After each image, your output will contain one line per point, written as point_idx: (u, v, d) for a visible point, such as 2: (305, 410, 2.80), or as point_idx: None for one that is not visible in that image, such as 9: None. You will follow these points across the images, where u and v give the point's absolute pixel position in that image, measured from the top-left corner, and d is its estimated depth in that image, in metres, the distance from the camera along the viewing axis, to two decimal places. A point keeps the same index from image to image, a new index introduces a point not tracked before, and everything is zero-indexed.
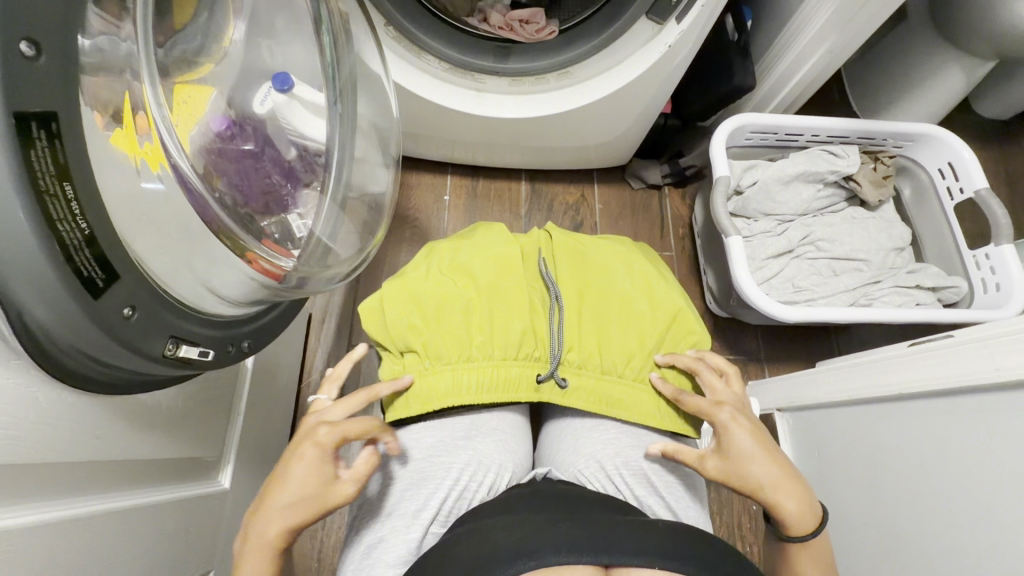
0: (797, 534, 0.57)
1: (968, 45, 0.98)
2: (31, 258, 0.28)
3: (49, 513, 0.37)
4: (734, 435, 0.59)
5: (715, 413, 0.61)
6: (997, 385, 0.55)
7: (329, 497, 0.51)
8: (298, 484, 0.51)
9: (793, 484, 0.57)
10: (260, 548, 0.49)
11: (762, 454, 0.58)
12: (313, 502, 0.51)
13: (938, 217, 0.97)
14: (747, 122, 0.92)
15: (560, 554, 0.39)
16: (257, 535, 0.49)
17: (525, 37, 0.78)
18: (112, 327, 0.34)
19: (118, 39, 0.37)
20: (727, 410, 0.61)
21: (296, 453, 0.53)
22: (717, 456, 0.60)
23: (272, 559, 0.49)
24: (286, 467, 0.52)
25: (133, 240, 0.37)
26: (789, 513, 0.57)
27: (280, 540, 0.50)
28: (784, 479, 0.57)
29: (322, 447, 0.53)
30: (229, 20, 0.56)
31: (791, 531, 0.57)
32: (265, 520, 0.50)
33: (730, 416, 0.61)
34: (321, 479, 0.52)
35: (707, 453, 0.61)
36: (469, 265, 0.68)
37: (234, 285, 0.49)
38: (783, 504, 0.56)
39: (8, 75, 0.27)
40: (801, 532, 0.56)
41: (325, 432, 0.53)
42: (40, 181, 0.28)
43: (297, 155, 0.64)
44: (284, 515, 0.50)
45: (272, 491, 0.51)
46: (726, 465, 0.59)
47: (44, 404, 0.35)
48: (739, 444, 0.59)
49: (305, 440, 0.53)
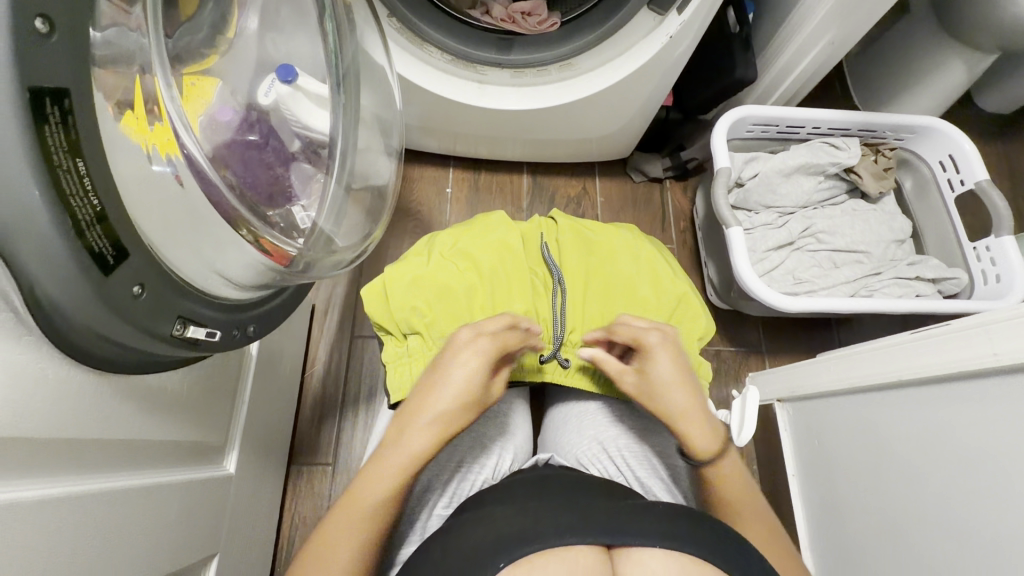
0: (695, 458, 0.57)
1: (969, 37, 0.99)
2: (44, 234, 0.29)
3: (56, 490, 0.38)
4: (656, 361, 0.60)
5: (643, 336, 0.61)
6: (996, 371, 0.55)
7: (477, 405, 0.55)
8: (456, 394, 0.54)
9: (701, 414, 0.58)
10: (409, 461, 0.51)
11: (679, 383, 0.59)
12: (466, 412, 0.54)
13: (939, 209, 0.97)
14: (748, 114, 0.92)
15: (562, 537, 0.39)
16: (405, 449, 0.52)
17: (528, 29, 0.79)
18: (121, 303, 0.34)
19: (128, 27, 0.37)
20: (658, 336, 0.61)
21: (451, 363, 0.56)
22: (634, 373, 0.61)
23: (412, 475, 0.51)
24: (443, 379, 0.55)
25: (141, 220, 0.38)
26: (690, 438, 0.58)
27: (426, 456, 0.52)
28: (692, 409, 0.58)
29: (479, 355, 0.56)
30: (235, 11, 0.56)
31: (691, 455, 0.58)
32: (419, 432, 0.52)
33: (659, 342, 0.60)
34: (477, 387, 0.55)
35: (627, 369, 0.62)
36: (473, 250, 0.70)
37: (241, 269, 0.50)
38: (686, 427, 0.58)
39: (21, 51, 0.27)
40: (705, 456, 0.57)
41: (484, 340, 0.57)
42: (52, 155, 0.29)
43: (299, 147, 0.64)
44: (438, 429, 0.53)
45: (426, 404, 0.54)
46: (642, 386, 0.60)
47: (54, 381, 0.35)
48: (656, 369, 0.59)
49: (460, 350, 0.56)
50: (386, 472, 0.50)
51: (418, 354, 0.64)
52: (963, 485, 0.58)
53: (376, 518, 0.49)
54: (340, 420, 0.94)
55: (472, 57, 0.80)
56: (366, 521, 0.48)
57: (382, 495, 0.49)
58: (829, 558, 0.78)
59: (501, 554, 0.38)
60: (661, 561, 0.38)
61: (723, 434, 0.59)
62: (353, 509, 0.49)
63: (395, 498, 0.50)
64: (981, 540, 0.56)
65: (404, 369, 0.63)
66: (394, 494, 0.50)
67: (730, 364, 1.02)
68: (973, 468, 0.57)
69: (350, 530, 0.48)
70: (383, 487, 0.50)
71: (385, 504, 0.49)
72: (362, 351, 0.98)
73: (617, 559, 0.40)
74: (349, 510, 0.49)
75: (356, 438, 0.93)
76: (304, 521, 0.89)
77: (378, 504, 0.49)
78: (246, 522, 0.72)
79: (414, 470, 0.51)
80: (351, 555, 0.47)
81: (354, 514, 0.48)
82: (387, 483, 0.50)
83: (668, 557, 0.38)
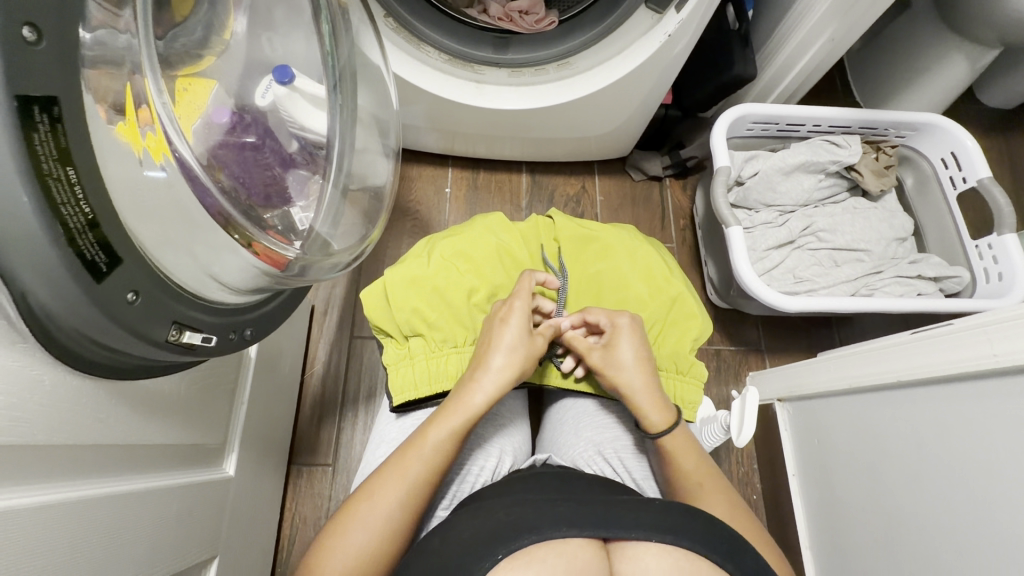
0: (652, 432, 0.59)
1: (972, 32, 0.98)
2: (35, 241, 0.29)
3: (53, 496, 0.38)
4: (625, 339, 0.62)
5: (611, 318, 0.64)
6: (997, 370, 0.55)
7: (526, 364, 0.60)
8: (507, 352, 0.59)
9: (658, 391, 0.61)
10: (462, 411, 0.56)
11: (642, 362, 0.62)
12: (516, 368, 0.59)
13: (940, 206, 0.96)
14: (748, 112, 0.91)
15: (560, 531, 0.39)
16: (459, 402, 0.56)
17: (525, 27, 0.78)
18: (114, 311, 0.34)
19: (117, 32, 0.37)
20: (628, 319, 0.64)
21: (498, 325, 0.61)
22: (600, 349, 0.63)
23: (467, 425, 0.55)
24: (492, 340, 0.60)
25: (136, 229, 0.38)
26: (646, 414, 0.60)
27: (480, 408, 0.56)
28: (652, 388, 0.60)
29: (521, 317, 0.61)
30: (230, 12, 0.56)
31: (647, 430, 0.60)
32: (471, 387, 0.57)
33: (626, 325, 0.63)
34: (523, 346, 0.60)
35: (594, 346, 0.64)
36: (471, 252, 0.70)
37: (236, 273, 0.49)
38: (643, 402, 0.60)
39: (6, 58, 0.27)
40: (661, 428, 0.59)
41: (521, 303, 0.62)
42: (42, 164, 0.29)
43: (298, 148, 0.64)
44: (492, 384, 0.58)
45: (479, 363, 0.59)
46: (607, 360, 0.62)
47: (49, 387, 0.35)
48: (623, 346, 0.62)
49: (503, 312, 0.62)
50: (440, 421, 0.55)
51: (419, 356, 0.64)
52: (963, 485, 0.58)
53: (430, 462, 0.53)
54: (340, 420, 0.94)
55: (469, 55, 0.79)
56: (421, 463, 0.52)
57: (438, 439, 0.54)
58: (829, 557, 0.78)
59: (496, 549, 0.38)
60: (657, 557, 0.38)
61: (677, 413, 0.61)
62: (408, 455, 0.53)
63: (451, 445, 0.54)
64: (981, 540, 0.56)
65: (405, 371, 0.64)
66: (447, 441, 0.54)
67: (730, 363, 1.02)
68: (975, 469, 0.57)
69: (406, 470, 0.52)
70: (438, 434, 0.54)
71: (440, 448, 0.53)
72: (361, 352, 0.98)
73: (614, 554, 0.40)
74: (405, 455, 0.53)
75: (355, 438, 0.93)
76: (304, 521, 0.89)
77: (433, 448, 0.53)
78: (245, 524, 0.72)
79: (469, 420, 0.55)
80: (403, 493, 0.51)
81: (410, 458, 0.53)
82: (441, 430, 0.54)
83: (664, 554, 0.38)
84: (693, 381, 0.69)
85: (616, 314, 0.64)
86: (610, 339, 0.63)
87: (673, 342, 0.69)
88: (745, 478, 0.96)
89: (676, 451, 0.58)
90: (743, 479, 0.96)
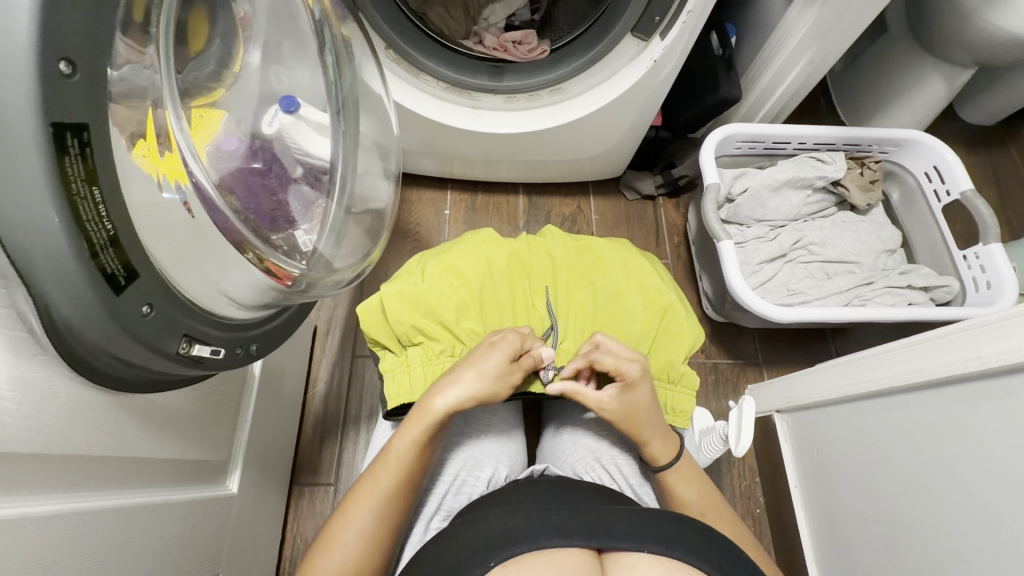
0: (655, 464, 0.60)
1: (947, 53, 1.02)
2: (62, 257, 0.31)
3: (63, 505, 0.39)
4: (633, 394, 0.59)
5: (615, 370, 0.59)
6: (982, 372, 0.56)
7: (496, 393, 0.58)
8: (473, 371, 0.58)
9: (664, 432, 0.60)
10: (424, 419, 0.55)
11: (652, 410, 0.60)
12: (481, 393, 0.57)
13: (927, 218, 0.99)
14: (735, 131, 0.95)
15: (554, 540, 0.40)
16: (422, 409, 0.56)
17: (519, 56, 0.84)
18: (130, 323, 0.36)
19: (142, 66, 0.39)
20: (637, 369, 0.60)
21: (485, 348, 0.60)
22: (608, 404, 0.59)
23: (424, 430, 0.55)
24: (470, 358, 0.59)
25: (155, 249, 0.40)
26: (656, 448, 0.60)
27: (437, 412, 0.56)
28: (656, 424, 0.60)
29: (509, 346, 0.60)
30: (240, 47, 0.59)
31: (652, 462, 0.61)
32: (438, 394, 0.57)
33: (637, 379, 0.59)
34: (499, 376, 0.58)
35: (600, 398, 0.60)
36: (461, 267, 0.71)
37: (246, 290, 0.52)
38: (650, 443, 0.60)
39: (47, 89, 0.29)
40: (665, 462, 0.60)
41: (514, 337, 0.61)
42: (71, 183, 0.31)
43: (302, 173, 0.67)
44: (454, 395, 0.57)
45: (450, 376, 0.59)
46: (613, 416, 0.60)
47: (64, 397, 0.37)
48: (637, 398, 0.59)
49: (495, 338, 0.61)
50: (402, 429, 0.56)
51: (415, 365, 0.66)
52: (962, 490, 0.59)
53: (393, 479, 0.54)
54: (342, 439, 0.95)
55: (466, 83, 0.84)
56: (386, 477, 0.54)
57: (400, 453, 0.55)
58: (833, 568, 0.78)
59: (493, 556, 0.39)
60: (650, 565, 0.39)
61: (678, 441, 0.62)
62: (379, 474, 0.54)
63: (415, 454, 0.55)
64: (982, 544, 0.56)
65: (401, 377, 0.65)
66: (409, 450, 0.55)
67: (729, 376, 1.03)
68: (969, 473, 0.58)
69: (376, 485, 0.54)
70: (400, 444, 0.55)
71: (401, 457, 0.54)
72: (363, 370, 0.99)
73: (608, 563, 0.41)
74: (375, 474, 0.54)
75: (357, 457, 0.94)
76: (307, 542, 0.88)
77: (396, 458, 0.54)
78: (247, 544, 0.72)
79: (425, 425, 0.55)
80: (372, 508, 0.53)
81: (375, 478, 0.54)
82: (399, 442, 0.55)
83: (656, 562, 0.39)
84: (686, 389, 0.70)
85: (626, 360, 0.60)
86: (621, 394, 0.59)
87: (667, 351, 0.70)
88: (747, 491, 0.96)
89: (679, 479, 0.60)
90: (745, 493, 0.96)
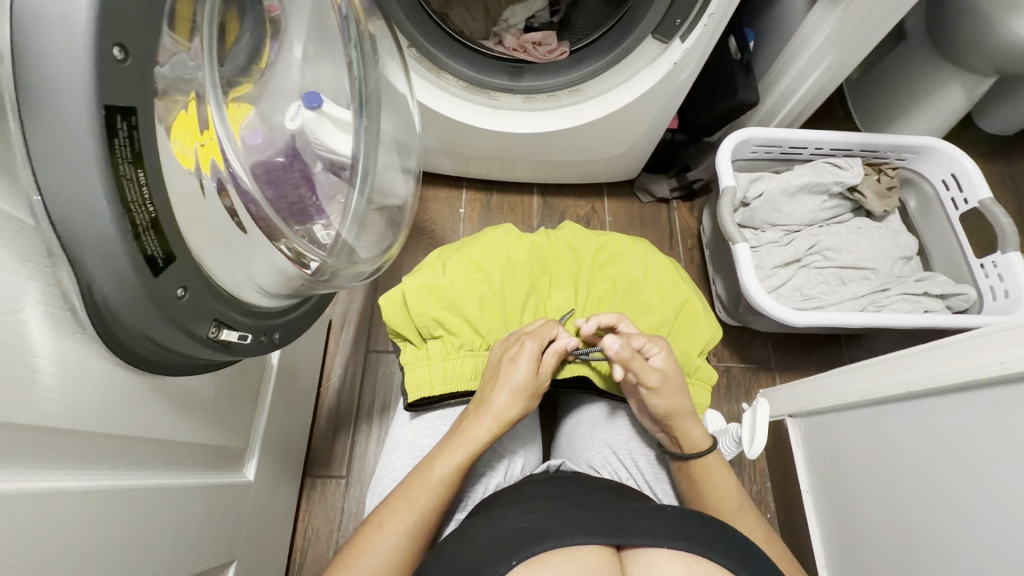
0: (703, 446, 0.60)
1: (966, 61, 1.02)
2: (105, 238, 0.32)
3: (94, 483, 0.40)
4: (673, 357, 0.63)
5: (654, 344, 0.62)
6: (1001, 379, 0.56)
7: (528, 405, 0.61)
8: (509, 392, 0.60)
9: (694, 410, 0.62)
10: (466, 445, 0.57)
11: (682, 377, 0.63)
12: (516, 409, 0.60)
13: (945, 227, 0.99)
14: (752, 136, 0.95)
15: (573, 537, 0.40)
16: (466, 435, 0.57)
17: (539, 57, 0.84)
18: (167, 306, 0.37)
19: (185, 57, 0.40)
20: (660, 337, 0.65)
21: (508, 363, 0.61)
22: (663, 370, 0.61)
23: (468, 458, 0.56)
24: (498, 377, 0.61)
25: (189, 233, 0.40)
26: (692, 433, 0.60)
27: (481, 440, 0.57)
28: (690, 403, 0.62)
29: (531, 357, 0.61)
30: (268, 41, 0.58)
31: (699, 447, 0.60)
32: (478, 421, 0.58)
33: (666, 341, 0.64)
34: (530, 390, 0.60)
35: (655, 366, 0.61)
36: (482, 260, 0.72)
37: (271, 277, 0.53)
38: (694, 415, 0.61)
39: (101, 74, 0.30)
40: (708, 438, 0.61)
41: (533, 345, 0.61)
42: (118, 165, 0.32)
43: (323, 167, 0.67)
44: (493, 420, 0.58)
45: (483, 400, 0.60)
46: (670, 382, 0.60)
47: (99, 376, 0.38)
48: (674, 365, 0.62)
49: (513, 350, 0.61)
50: (445, 454, 0.56)
51: (436, 357, 0.67)
52: (976, 497, 0.58)
53: (431, 500, 0.53)
54: (354, 433, 0.95)
55: (486, 83, 0.85)
56: (425, 498, 0.53)
57: (442, 478, 0.54)
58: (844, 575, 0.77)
59: (512, 554, 0.39)
60: (670, 563, 0.39)
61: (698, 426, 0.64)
62: (416, 495, 0.53)
63: (455, 479, 0.55)
64: (996, 552, 0.56)
65: (421, 370, 0.67)
66: (452, 475, 0.55)
67: (741, 380, 1.03)
68: (985, 481, 0.58)
69: (411, 503, 0.53)
70: (443, 467, 0.55)
71: (444, 482, 0.54)
72: (376, 365, 1.00)
73: (627, 561, 0.40)
74: (413, 493, 0.54)
75: (369, 450, 0.94)
76: (317, 534, 0.89)
77: (438, 482, 0.54)
78: (260, 532, 0.73)
79: (471, 454, 0.56)
80: (407, 526, 0.52)
81: (413, 497, 0.53)
82: (443, 466, 0.55)
83: (675, 558, 0.39)
84: (702, 382, 0.71)
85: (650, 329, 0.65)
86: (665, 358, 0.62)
87: (681, 345, 0.71)
88: (758, 495, 0.96)
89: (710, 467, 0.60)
90: (755, 497, 0.96)
